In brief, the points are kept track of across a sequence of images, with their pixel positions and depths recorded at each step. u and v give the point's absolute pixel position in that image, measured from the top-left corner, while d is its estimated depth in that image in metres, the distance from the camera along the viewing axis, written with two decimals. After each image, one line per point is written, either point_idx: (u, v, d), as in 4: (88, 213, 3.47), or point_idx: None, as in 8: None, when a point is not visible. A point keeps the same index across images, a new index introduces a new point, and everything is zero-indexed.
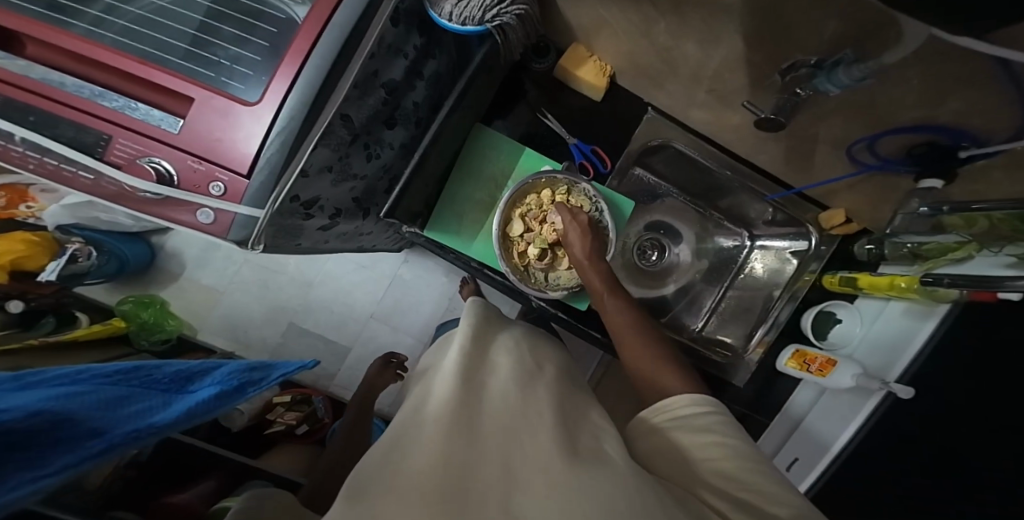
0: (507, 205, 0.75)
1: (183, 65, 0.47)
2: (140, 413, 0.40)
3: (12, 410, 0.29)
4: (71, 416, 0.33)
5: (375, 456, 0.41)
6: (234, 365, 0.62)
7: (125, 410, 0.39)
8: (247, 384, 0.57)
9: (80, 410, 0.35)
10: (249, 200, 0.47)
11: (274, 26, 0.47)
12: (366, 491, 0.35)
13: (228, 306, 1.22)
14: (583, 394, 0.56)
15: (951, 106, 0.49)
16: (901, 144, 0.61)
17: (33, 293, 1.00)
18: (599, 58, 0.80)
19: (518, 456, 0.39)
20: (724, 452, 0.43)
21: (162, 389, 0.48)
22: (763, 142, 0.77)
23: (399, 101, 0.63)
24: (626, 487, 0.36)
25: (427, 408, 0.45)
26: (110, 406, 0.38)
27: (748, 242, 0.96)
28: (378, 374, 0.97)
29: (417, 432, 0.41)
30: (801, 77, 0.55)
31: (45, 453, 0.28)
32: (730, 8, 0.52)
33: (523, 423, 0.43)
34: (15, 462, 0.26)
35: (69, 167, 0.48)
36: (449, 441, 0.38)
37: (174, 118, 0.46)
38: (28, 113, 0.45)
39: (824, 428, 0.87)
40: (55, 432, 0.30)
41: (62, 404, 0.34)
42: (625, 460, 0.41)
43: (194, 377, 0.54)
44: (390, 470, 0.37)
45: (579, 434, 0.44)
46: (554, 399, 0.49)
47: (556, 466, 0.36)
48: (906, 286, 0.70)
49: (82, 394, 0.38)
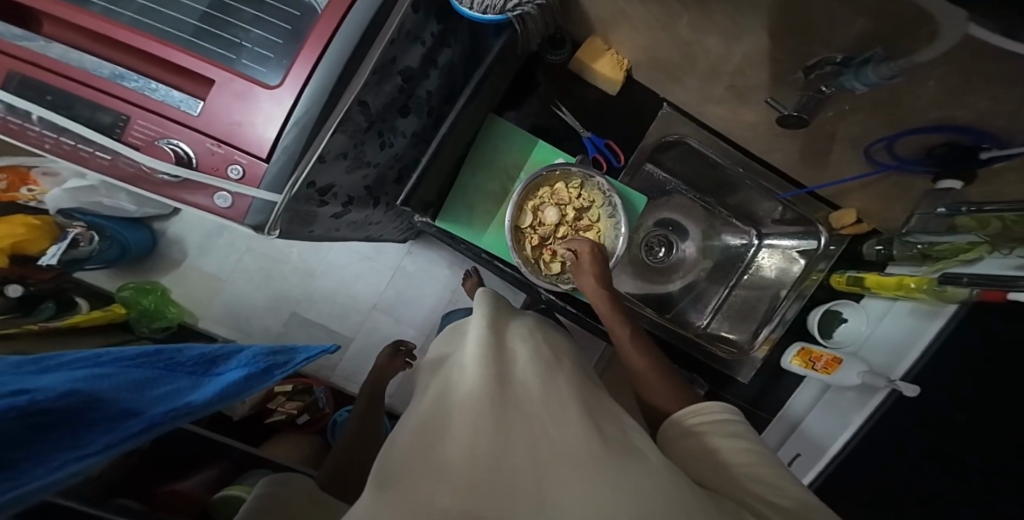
0: (520, 197, 0.75)
1: (202, 46, 0.46)
2: (170, 395, 0.39)
3: (44, 389, 0.28)
4: (102, 395, 0.32)
5: (404, 448, 0.42)
6: (255, 349, 0.61)
7: (153, 391, 0.38)
8: (272, 367, 0.57)
9: (109, 391, 0.34)
10: (267, 185, 0.47)
11: (294, 9, 0.47)
12: (400, 485, 0.36)
13: (231, 294, 1.21)
14: (599, 385, 0.56)
15: (974, 106, 0.49)
16: (921, 144, 0.61)
17: (34, 278, 1.00)
18: (616, 52, 0.79)
19: (545, 445, 0.39)
20: (757, 457, 0.44)
21: (186, 372, 0.47)
22: (778, 139, 0.77)
23: (414, 89, 0.62)
24: (659, 480, 0.36)
25: (450, 401, 0.46)
26: (138, 387, 0.37)
27: (756, 241, 0.97)
28: (389, 362, 0.95)
29: (443, 428, 0.42)
30: (826, 74, 0.55)
31: (80, 433, 0.28)
32: (757, 2, 0.51)
33: (548, 412, 0.43)
34: (52, 443, 0.26)
35: (86, 147, 0.48)
36: (476, 434, 0.39)
37: (194, 100, 0.46)
38: (45, 92, 0.45)
39: (823, 427, 0.89)
40: (89, 412, 0.30)
41: (92, 384, 0.33)
42: (653, 453, 0.41)
43: (217, 359, 0.53)
44: (420, 464, 0.38)
45: (604, 425, 0.44)
46: (575, 387, 0.49)
47: (587, 459, 0.37)
48: (915, 286, 0.71)
49: (109, 375, 0.37)
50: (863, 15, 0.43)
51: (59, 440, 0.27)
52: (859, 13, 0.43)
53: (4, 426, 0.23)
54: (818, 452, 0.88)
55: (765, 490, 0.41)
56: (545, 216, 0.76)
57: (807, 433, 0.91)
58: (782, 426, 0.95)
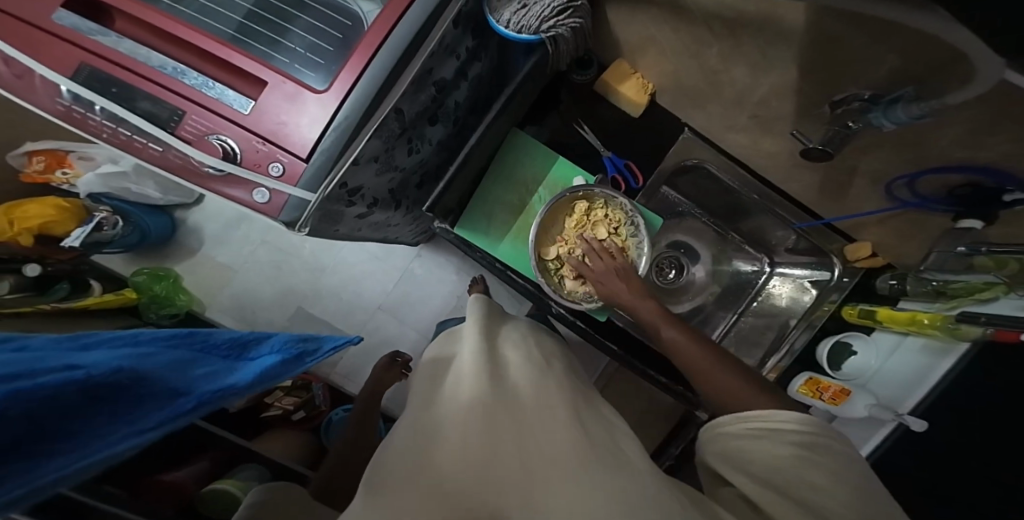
0: (543, 218, 0.77)
1: (261, 50, 0.48)
2: (209, 375, 0.41)
3: (95, 364, 0.30)
4: (148, 373, 0.34)
5: (399, 454, 0.44)
6: (284, 336, 0.62)
7: (193, 372, 0.39)
8: (302, 354, 0.57)
9: (153, 369, 0.35)
10: (304, 183, 0.48)
11: (347, 20, 0.49)
12: (389, 505, 0.37)
13: (241, 285, 1.23)
14: (588, 388, 0.58)
15: (996, 147, 0.49)
16: (942, 183, 0.62)
17: (52, 258, 1.02)
18: (642, 76, 0.82)
19: (534, 451, 0.40)
20: (802, 460, 0.40)
21: (221, 354, 0.48)
22: (798, 170, 0.79)
23: (445, 99, 0.64)
24: (640, 480, 0.38)
25: (440, 410, 0.47)
26: (179, 367, 0.39)
27: (767, 268, 0.98)
28: (385, 372, 0.98)
29: (436, 438, 0.43)
30: (852, 110, 0.56)
31: (128, 409, 0.29)
32: (789, 35, 0.53)
33: (537, 419, 0.44)
34: (101, 421, 0.27)
35: (141, 138, 0.50)
36: (465, 447, 0.40)
37: (245, 99, 0.48)
38: (111, 85, 0.47)
39: None
40: (137, 387, 0.31)
41: (138, 361, 0.35)
42: (640, 458, 0.42)
43: (250, 343, 0.54)
44: (416, 476, 0.39)
45: (592, 429, 0.45)
46: (566, 394, 0.51)
47: (574, 463, 0.38)
48: (928, 322, 0.71)
49: (150, 354, 0.38)
50: (897, 53, 0.44)
51: (106, 416, 0.28)
52: (893, 51, 0.44)
53: (64, 396, 0.24)
54: None
55: (794, 484, 0.39)
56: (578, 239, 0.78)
57: None
58: None
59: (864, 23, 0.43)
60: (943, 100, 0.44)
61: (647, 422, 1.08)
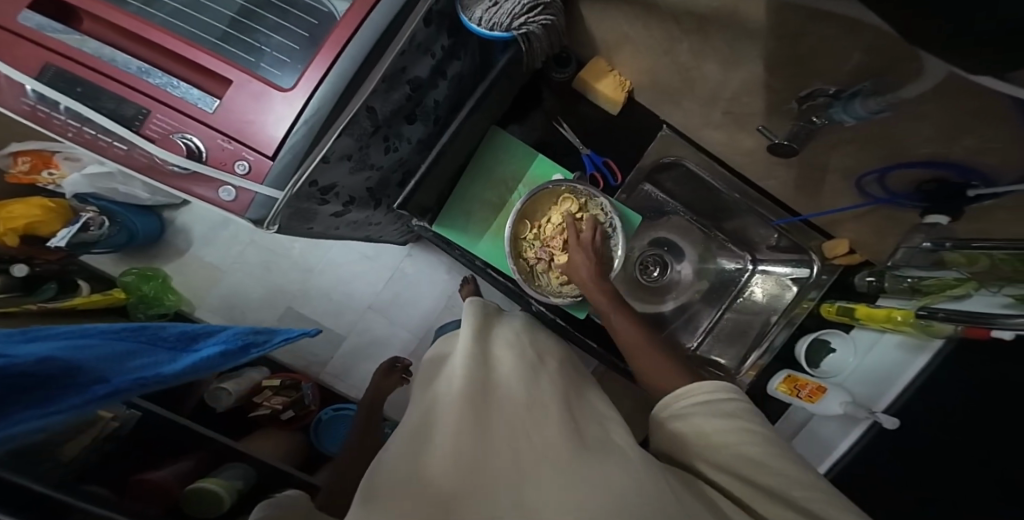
0: (515, 220, 0.77)
1: (227, 50, 0.48)
2: (150, 363, 0.42)
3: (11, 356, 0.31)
4: (74, 363, 0.35)
5: (394, 453, 0.43)
6: (237, 328, 0.63)
7: (132, 361, 0.41)
8: (248, 344, 0.58)
9: (81, 359, 0.36)
10: (271, 181, 0.49)
11: (313, 18, 0.49)
12: (383, 506, 0.36)
13: (228, 285, 1.23)
14: (585, 381, 0.59)
15: (965, 143, 0.49)
16: (911, 178, 0.62)
17: (41, 258, 1.03)
18: (619, 73, 0.82)
19: (526, 447, 0.41)
20: (748, 437, 0.44)
21: (168, 345, 0.49)
22: (774, 167, 0.79)
23: (422, 98, 0.64)
24: (635, 477, 0.38)
25: (435, 410, 0.47)
26: (117, 358, 0.40)
27: (750, 266, 0.97)
28: (385, 378, 0.99)
29: (428, 435, 0.43)
30: (818, 105, 0.57)
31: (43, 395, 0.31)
32: (754, 33, 0.53)
33: (531, 416, 0.44)
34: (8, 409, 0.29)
35: (106, 137, 0.50)
36: (460, 448, 0.40)
37: (210, 98, 0.48)
38: (75, 84, 0.47)
39: (816, 440, 0.88)
40: (54, 377, 0.33)
41: (67, 353, 0.36)
42: (635, 448, 0.42)
43: (199, 335, 0.55)
44: (409, 476, 0.39)
45: (585, 424, 0.45)
46: (560, 388, 0.51)
47: (565, 460, 0.39)
48: (901, 319, 0.72)
49: (87, 346, 0.40)
50: (857, 49, 0.45)
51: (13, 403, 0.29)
52: (853, 47, 0.45)
53: None
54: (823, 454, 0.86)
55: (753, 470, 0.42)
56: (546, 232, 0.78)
57: (809, 438, 0.88)
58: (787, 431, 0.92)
59: (822, 19, 0.44)
60: (899, 95, 0.47)
61: (635, 421, 1.08)
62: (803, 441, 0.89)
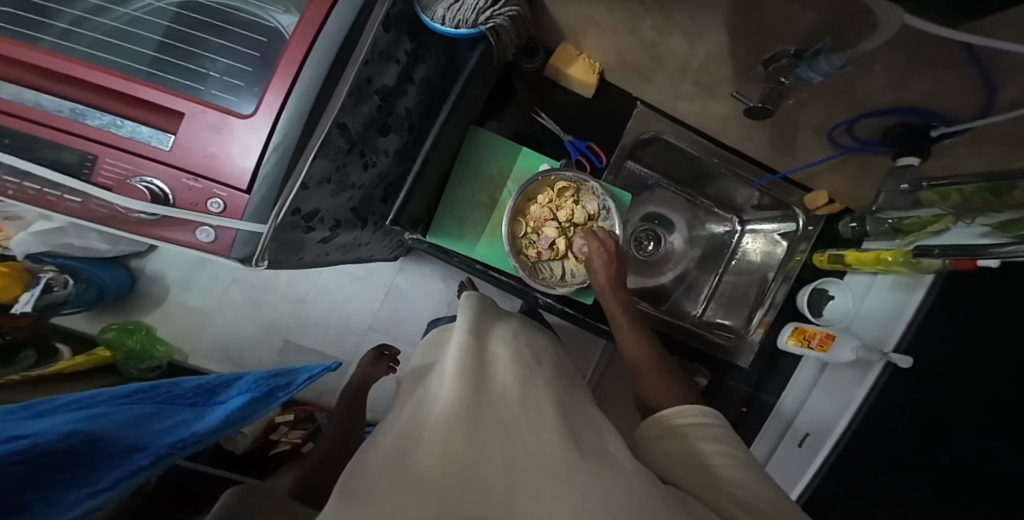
0: (510, 220, 0.76)
1: (170, 79, 0.46)
2: (176, 425, 0.39)
3: (42, 431, 0.28)
4: (104, 433, 0.32)
5: (377, 456, 0.42)
6: (256, 375, 0.61)
7: (157, 424, 0.38)
8: (275, 389, 0.56)
9: (105, 428, 0.33)
10: (250, 216, 0.47)
11: (262, 35, 0.48)
12: (360, 496, 0.35)
13: (216, 326, 1.19)
14: (583, 397, 0.57)
15: (921, 88, 0.53)
16: (877, 126, 0.66)
17: (8, 326, 0.96)
18: (588, 56, 0.81)
19: (520, 451, 0.39)
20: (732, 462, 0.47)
21: (189, 403, 0.46)
22: (748, 130, 0.81)
23: (393, 107, 0.62)
24: (628, 484, 0.38)
25: (428, 411, 0.46)
26: (139, 423, 0.36)
27: (738, 227, 0.99)
28: (372, 366, 0.98)
29: (419, 435, 0.42)
30: (783, 67, 0.58)
31: (81, 475, 0.28)
32: (712, 3, 0.54)
33: (526, 417, 0.44)
34: (55, 489, 0.25)
35: (52, 191, 0.49)
36: (450, 440, 0.39)
37: (164, 134, 0.45)
38: (1, 135, 0.44)
39: (815, 416, 0.87)
40: (91, 450, 0.30)
41: (91, 424, 0.32)
42: (630, 461, 0.43)
43: (216, 389, 0.52)
44: (394, 468, 0.38)
45: (584, 435, 0.45)
46: (553, 391, 0.53)
47: (562, 466, 0.37)
48: (891, 260, 0.73)
49: (105, 414, 0.36)
50: (811, 9, 0.46)
51: (64, 484, 0.26)
52: (807, 7, 0.46)
53: (9, 468, 0.23)
54: (825, 431, 0.83)
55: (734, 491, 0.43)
56: (549, 225, 0.77)
57: (807, 416, 0.89)
58: (776, 430, 0.94)
59: None
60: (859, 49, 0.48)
61: None
62: (802, 422, 0.89)
